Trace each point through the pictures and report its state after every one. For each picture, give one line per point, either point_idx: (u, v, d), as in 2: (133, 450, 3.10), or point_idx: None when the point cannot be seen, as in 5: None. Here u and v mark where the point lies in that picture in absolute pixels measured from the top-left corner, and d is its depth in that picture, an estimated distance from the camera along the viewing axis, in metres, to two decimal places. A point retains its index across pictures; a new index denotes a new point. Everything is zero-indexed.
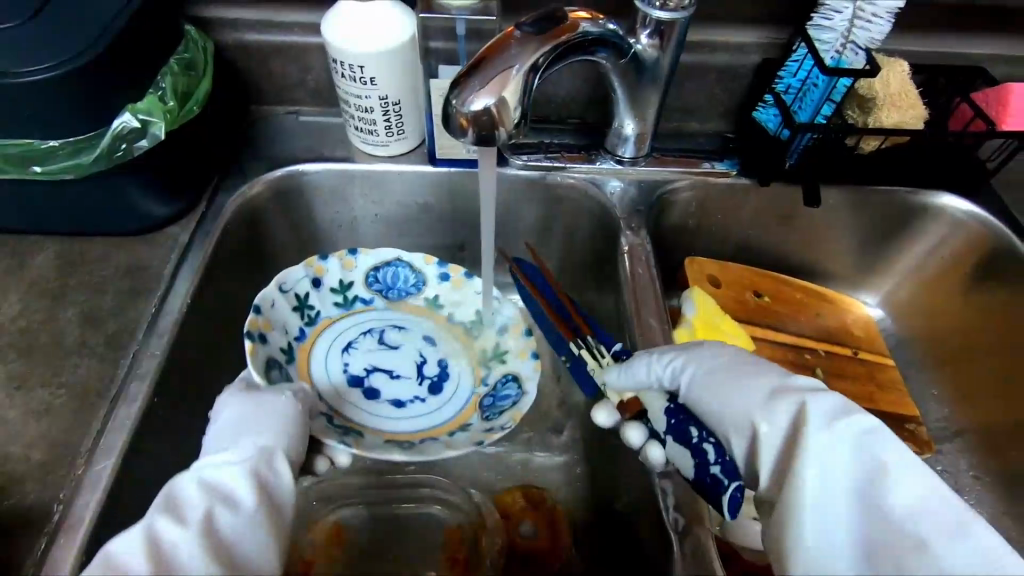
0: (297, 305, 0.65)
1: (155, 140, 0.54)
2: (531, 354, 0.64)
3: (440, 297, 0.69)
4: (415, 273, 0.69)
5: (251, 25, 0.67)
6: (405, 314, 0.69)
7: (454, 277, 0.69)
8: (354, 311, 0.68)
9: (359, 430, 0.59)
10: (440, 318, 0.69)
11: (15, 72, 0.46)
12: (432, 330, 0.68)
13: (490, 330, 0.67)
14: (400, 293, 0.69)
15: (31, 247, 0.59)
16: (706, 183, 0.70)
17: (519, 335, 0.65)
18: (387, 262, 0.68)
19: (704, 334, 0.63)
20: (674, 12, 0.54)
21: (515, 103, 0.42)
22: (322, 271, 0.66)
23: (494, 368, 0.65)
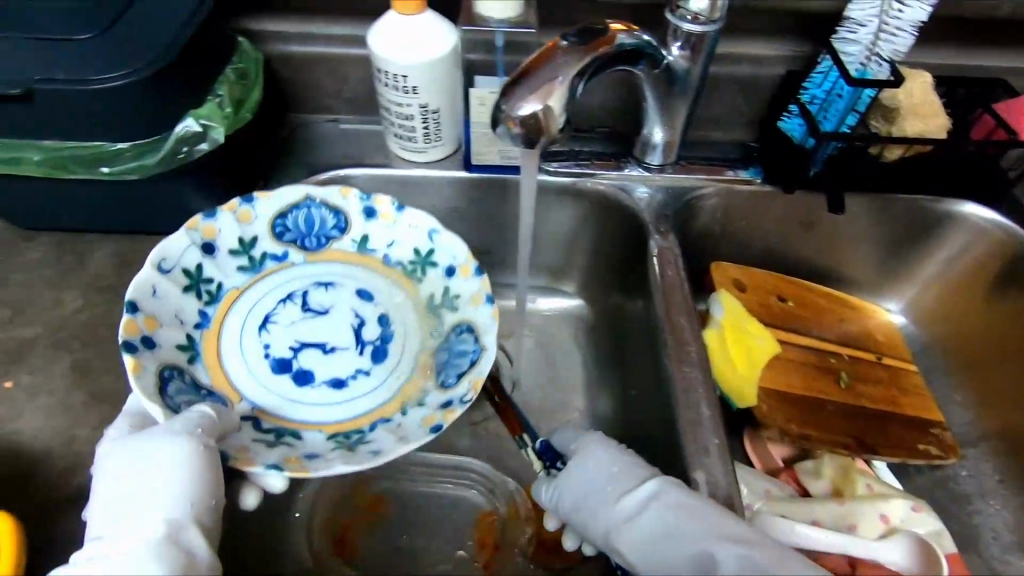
0: (189, 285, 0.58)
1: (215, 144, 0.57)
2: (485, 299, 0.60)
3: (369, 238, 0.64)
4: (333, 212, 0.63)
5: (295, 37, 0.70)
6: (329, 268, 0.63)
7: (381, 211, 0.64)
8: (269, 270, 0.62)
9: (295, 431, 0.55)
10: (374, 263, 0.64)
11: (90, 78, 0.49)
12: (363, 282, 0.63)
13: (435, 270, 0.63)
14: (320, 240, 0.63)
15: (88, 245, 0.62)
16: (732, 190, 0.72)
17: (468, 275, 0.62)
18: (297, 204, 0.62)
19: (732, 335, 0.67)
20: (704, 26, 0.57)
21: (559, 111, 0.45)
22: (212, 232, 0.59)
23: (445, 318, 0.62)
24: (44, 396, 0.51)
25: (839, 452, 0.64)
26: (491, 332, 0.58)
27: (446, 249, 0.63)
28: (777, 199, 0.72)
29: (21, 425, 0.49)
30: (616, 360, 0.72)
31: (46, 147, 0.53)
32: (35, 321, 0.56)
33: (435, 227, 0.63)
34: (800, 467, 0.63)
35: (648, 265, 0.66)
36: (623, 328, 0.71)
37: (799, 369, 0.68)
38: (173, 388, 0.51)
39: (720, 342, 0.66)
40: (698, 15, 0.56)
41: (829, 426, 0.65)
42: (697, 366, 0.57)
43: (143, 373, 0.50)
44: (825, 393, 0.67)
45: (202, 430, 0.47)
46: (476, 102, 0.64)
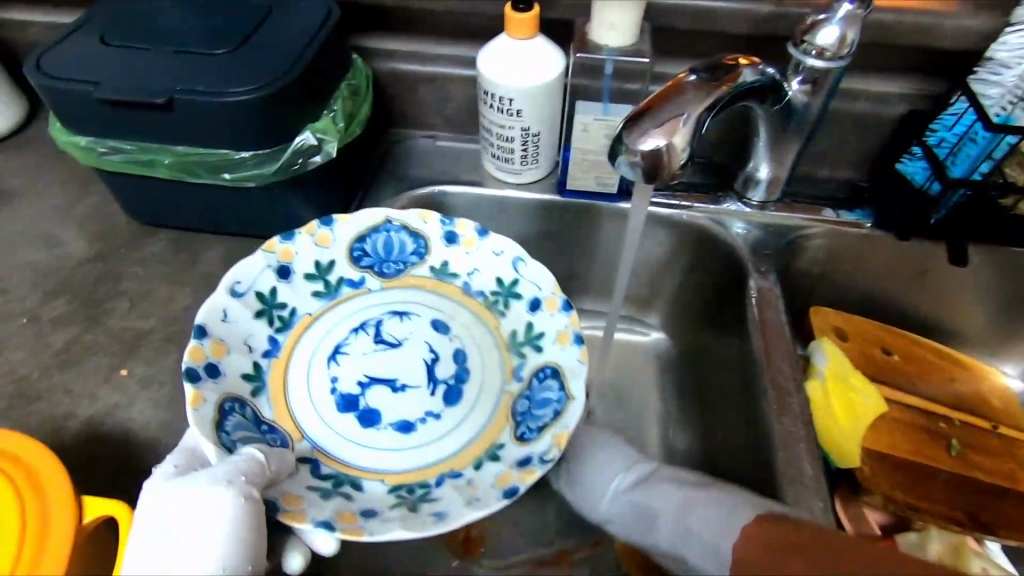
0: (260, 309, 0.54)
1: (328, 157, 0.59)
2: (574, 340, 0.54)
3: (449, 264, 0.59)
4: (413, 236, 0.59)
5: (403, 55, 0.72)
6: (404, 295, 0.58)
7: (463, 236, 0.59)
8: (343, 296, 0.57)
9: (354, 480, 0.48)
10: (454, 290, 0.59)
11: (226, 91, 0.52)
12: (441, 312, 0.58)
13: (520, 303, 0.57)
14: (398, 265, 0.59)
15: (201, 245, 0.65)
16: (839, 232, 0.68)
17: (557, 310, 0.56)
18: (376, 227, 0.58)
19: (835, 386, 0.63)
20: (830, 62, 0.54)
21: (683, 147, 0.43)
22: (288, 254, 0.56)
23: (527, 356, 0.55)
24: (155, 386, 0.54)
25: (950, 527, 0.58)
26: (578, 375, 0.52)
27: (531, 281, 0.57)
28: (887, 245, 0.68)
29: (134, 412, 0.52)
30: (700, 401, 0.69)
31: (176, 153, 0.56)
32: (151, 314, 0.60)
33: (521, 257, 0.58)
34: (903, 538, 0.57)
35: (745, 304, 0.63)
36: (711, 367, 0.68)
37: (906, 430, 0.63)
38: (231, 423, 0.47)
39: (824, 395, 0.63)
40: (825, 50, 0.53)
41: (939, 498, 0.60)
42: (799, 420, 0.54)
43: (202, 405, 0.46)
44: (934, 461, 0.62)
45: (241, 480, 0.40)
46: (579, 128, 0.63)
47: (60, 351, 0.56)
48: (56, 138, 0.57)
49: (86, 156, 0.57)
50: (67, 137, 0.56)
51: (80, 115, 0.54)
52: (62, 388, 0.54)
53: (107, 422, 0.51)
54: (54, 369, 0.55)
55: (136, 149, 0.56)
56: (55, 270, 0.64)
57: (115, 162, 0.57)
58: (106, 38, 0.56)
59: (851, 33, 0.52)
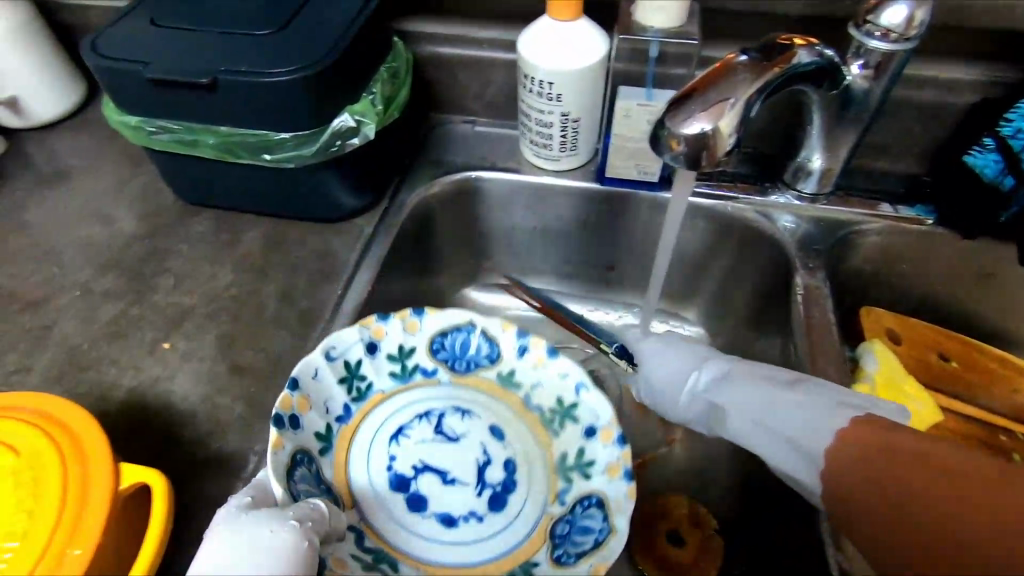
0: (344, 375, 0.53)
1: (365, 139, 0.59)
2: (624, 474, 0.50)
3: (515, 373, 0.57)
4: (489, 342, 0.57)
5: (444, 39, 0.71)
6: (470, 395, 0.56)
7: (535, 351, 0.56)
8: (414, 383, 0.56)
9: (393, 561, 0.48)
10: (514, 401, 0.56)
11: (268, 72, 0.52)
12: (499, 418, 0.55)
13: (575, 425, 0.54)
14: (469, 365, 0.57)
15: (243, 225, 0.67)
16: (896, 229, 0.64)
17: (609, 442, 0.52)
18: (457, 326, 0.57)
19: (886, 394, 0.57)
20: (895, 44, 0.50)
21: (730, 132, 0.41)
22: (380, 333, 0.55)
23: (574, 481, 0.52)
24: (195, 361, 0.55)
25: None
26: (624, 513, 0.48)
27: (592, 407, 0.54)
28: (950, 243, 0.64)
29: (174, 385, 0.54)
30: None
31: (220, 133, 0.57)
32: (193, 291, 0.61)
33: (585, 379, 0.55)
34: None
35: (790, 302, 0.60)
36: None
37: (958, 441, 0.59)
38: (299, 475, 0.46)
39: None
40: (890, 31, 0.50)
41: None
42: None
43: (280, 450, 0.46)
44: None
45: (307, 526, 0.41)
46: (621, 114, 0.61)
47: (109, 323, 0.59)
48: (109, 117, 0.59)
49: (135, 135, 0.59)
50: (119, 116, 0.58)
51: (131, 94, 0.55)
52: (110, 359, 0.56)
53: (148, 394, 0.53)
54: (103, 341, 0.57)
55: (183, 129, 0.58)
56: (107, 246, 0.66)
57: (162, 142, 0.59)
58: (156, 20, 0.57)
59: (920, 12, 0.48)
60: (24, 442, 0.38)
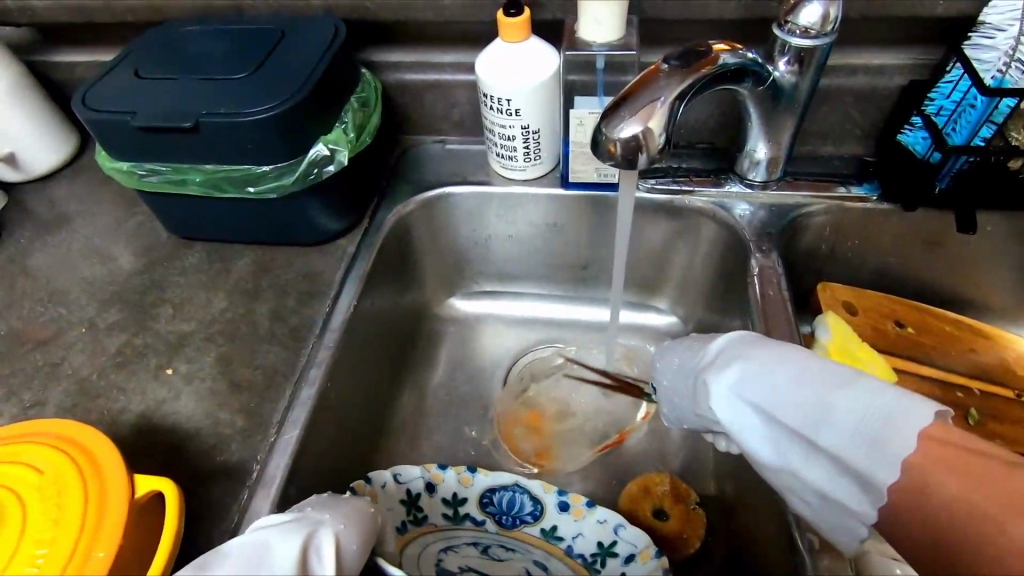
0: (405, 500, 0.57)
1: (340, 166, 0.64)
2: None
3: (558, 527, 0.57)
4: (534, 500, 0.57)
5: (409, 66, 0.76)
6: (517, 539, 0.58)
7: (575, 506, 0.57)
8: (464, 528, 0.58)
9: None
10: (556, 551, 0.57)
11: (245, 112, 0.57)
12: (542, 556, 0.58)
13: (615, 560, 0.55)
14: (514, 521, 0.58)
15: (234, 254, 0.71)
16: (842, 207, 0.68)
17: (646, 563, 0.54)
18: (506, 485, 0.57)
19: (841, 360, 0.62)
20: (815, 39, 0.55)
21: (659, 131, 0.46)
22: (439, 477, 0.57)
23: None
24: (197, 382, 0.60)
25: None
26: None
27: (628, 541, 0.55)
28: (894, 217, 0.68)
29: (178, 406, 0.58)
30: None
31: (205, 171, 0.62)
32: (191, 318, 0.65)
33: (620, 520, 0.56)
34: None
35: (747, 283, 0.64)
36: None
37: None
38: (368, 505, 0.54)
39: None
40: (809, 29, 0.54)
41: None
42: None
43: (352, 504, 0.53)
44: None
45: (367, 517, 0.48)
46: (575, 122, 0.67)
47: (115, 354, 0.63)
48: (102, 164, 0.64)
49: (128, 179, 0.63)
50: (110, 162, 0.63)
51: (120, 142, 0.60)
52: (118, 386, 0.60)
53: (156, 415, 0.57)
54: (110, 370, 0.62)
55: (171, 170, 0.62)
56: (109, 282, 0.70)
57: (153, 183, 0.63)
58: (140, 72, 0.62)
59: (833, 10, 0.53)
60: (46, 463, 0.42)
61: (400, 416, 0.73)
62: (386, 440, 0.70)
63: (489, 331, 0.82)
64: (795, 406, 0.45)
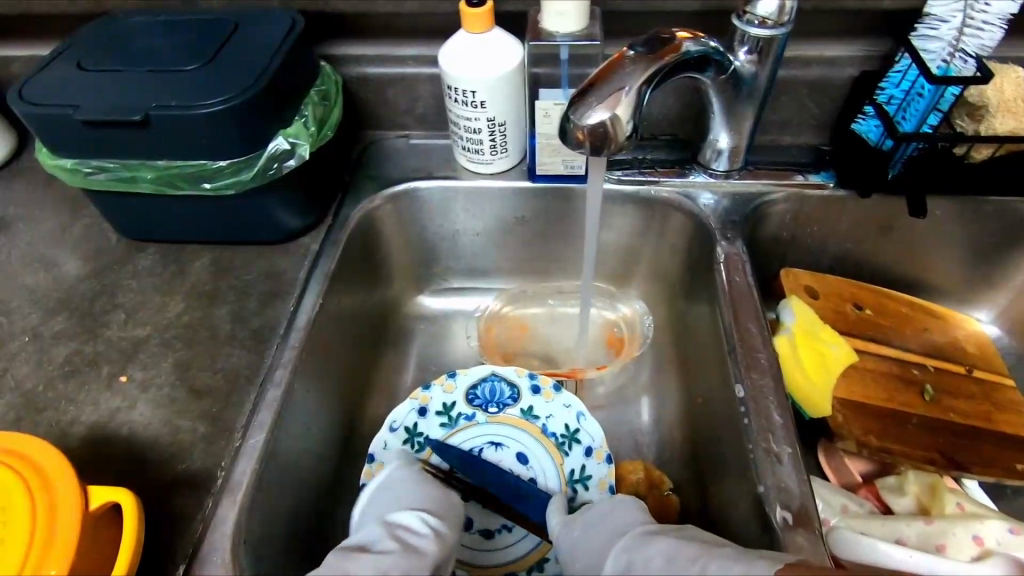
0: (406, 437, 0.66)
1: (301, 160, 0.62)
2: (606, 457, 0.64)
3: (533, 407, 0.68)
4: (511, 385, 0.70)
5: (370, 59, 0.74)
6: (504, 430, 0.68)
7: (545, 388, 0.69)
8: (459, 429, 0.68)
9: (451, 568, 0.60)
10: (535, 430, 0.67)
11: (199, 104, 0.54)
12: (526, 446, 0.67)
13: (578, 445, 0.66)
14: (498, 407, 0.69)
15: (190, 255, 0.68)
16: (801, 195, 0.70)
17: (601, 461, 0.64)
18: (484, 377, 0.70)
19: (805, 342, 0.63)
20: (773, 30, 0.56)
21: (627, 119, 0.46)
22: (426, 398, 0.69)
23: (578, 491, 0.63)
24: (154, 389, 0.57)
25: (925, 468, 0.60)
26: None
27: (589, 432, 0.66)
28: (850, 204, 0.70)
29: (134, 415, 0.55)
30: (682, 368, 0.71)
31: (158, 168, 0.59)
32: (145, 322, 0.62)
33: (583, 408, 0.68)
34: (882, 484, 0.60)
35: (714, 270, 0.65)
36: (690, 334, 0.71)
37: (878, 381, 0.64)
38: None
39: (793, 350, 0.62)
40: (766, 19, 0.56)
41: (922, 440, 0.61)
42: (768, 374, 0.56)
43: None
44: (907, 406, 0.64)
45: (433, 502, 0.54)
46: (541, 114, 0.66)
47: (63, 363, 0.59)
48: (43, 162, 0.60)
49: (73, 178, 0.60)
50: (52, 160, 0.59)
51: (62, 137, 0.56)
52: (66, 397, 0.57)
53: (109, 425, 0.54)
54: (58, 381, 0.58)
55: (120, 167, 0.59)
56: (53, 289, 0.67)
57: (100, 181, 0.60)
58: (83, 64, 0.59)
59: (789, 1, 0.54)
60: None
61: (371, 418, 0.71)
62: (356, 442, 0.68)
63: (459, 327, 0.81)
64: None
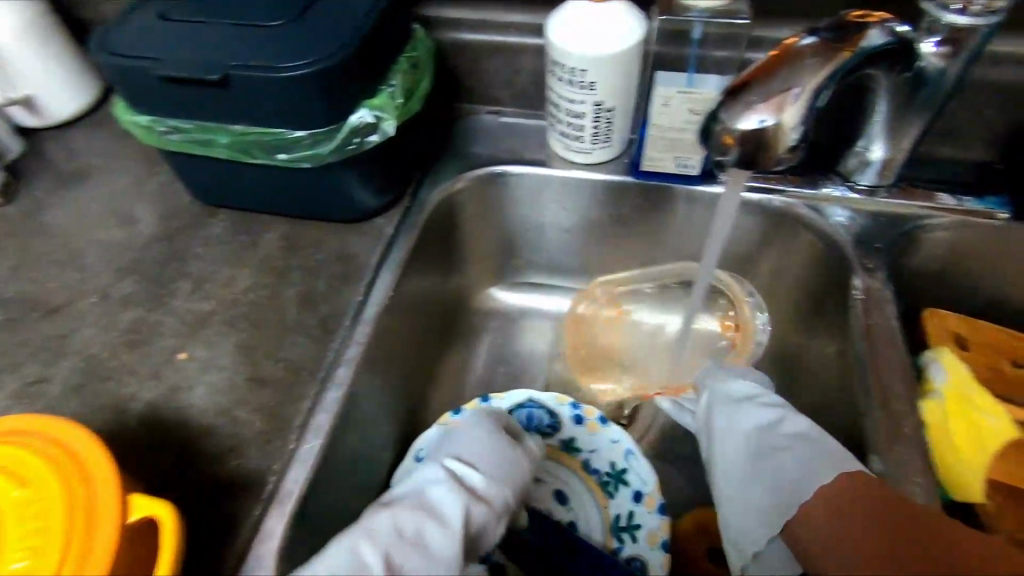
0: None
1: (385, 136, 0.55)
2: (658, 506, 0.59)
3: (575, 439, 0.63)
4: (550, 415, 0.64)
5: (470, 25, 0.67)
6: (543, 463, 0.63)
7: (589, 419, 0.64)
8: None
9: None
10: (576, 465, 0.62)
11: (282, 67, 0.49)
12: (565, 483, 0.62)
13: (626, 489, 0.60)
14: (536, 436, 0.64)
15: (261, 226, 0.64)
16: (967, 223, 0.58)
17: (652, 509, 0.59)
18: (521, 403, 0.64)
19: (955, 410, 0.51)
20: (977, 18, 0.44)
21: (794, 124, 0.36)
22: None
23: (625, 541, 0.58)
24: (214, 371, 0.53)
25: None
26: None
27: (637, 474, 0.61)
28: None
29: (192, 398, 0.52)
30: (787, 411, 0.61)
31: (234, 132, 0.54)
32: (210, 296, 0.59)
33: (631, 445, 0.62)
34: None
35: (847, 306, 0.55)
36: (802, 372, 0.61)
37: None
38: None
39: (940, 421, 0.51)
40: (971, 5, 0.44)
41: None
42: (913, 448, 0.46)
43: None
44: None
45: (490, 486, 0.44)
46: (660, 102, 0.56)
47: (127, 331, 0.57)
48: (120, 116, 0.56)
49: (148, 136, 0.56)
50: (130, 115, 0.56)
51: (141, 91, 0.52)
52: (127, 369, 0.54)
53: (166, 406, 0.51)
54: (120, 350, 0.56)
55: (195, 128, 0.55)
56: (125, 248, 0.64)
57: (175, 142, 0.56)
58: (165, 13, 0.54)
59: None
60: (28, 471, 0.36)
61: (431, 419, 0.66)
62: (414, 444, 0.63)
63: (533, 329, 0.74)
64: (750, 446, 0.50)
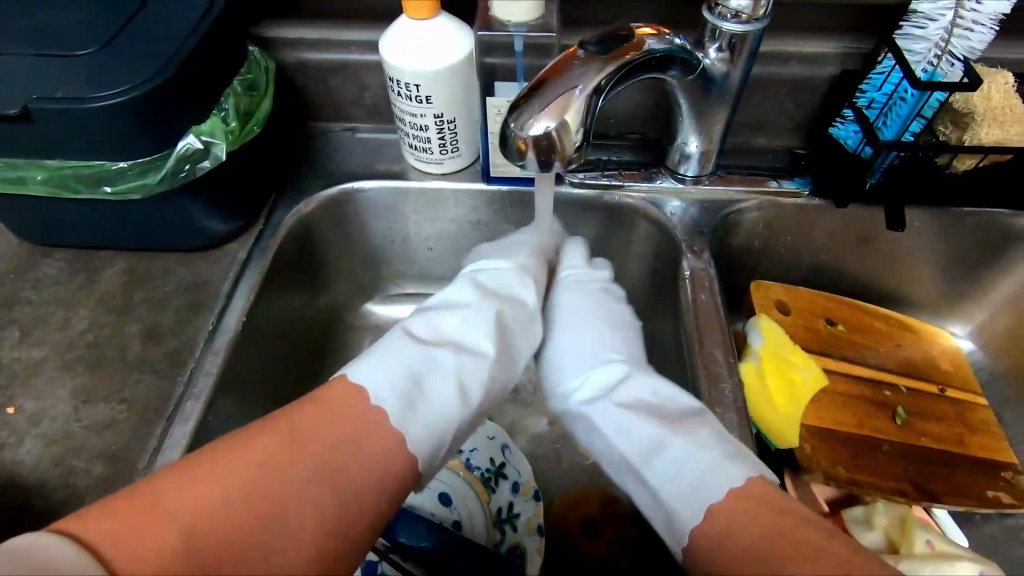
0: None
1: (217, 161, 0.55)
2: (534, 494, 0.61)
3: None
4: None
5: (311, 45, 0.67)
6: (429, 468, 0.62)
7: None
8: None
9: None
10: (458, 466, 0.63)
11: (88, 97, 0.47)
12: (448, 486, 0.61)
13: (505, 481, 0.62)
14: None
15: (101, 262, 0.61)
16: (776, 204, 0.65)
17: (528, 497, 0.61)
18: None
19: (772, 366, 0.60)
20: (746, 25, 0.50)
21: (576, 126, 0.41)
22: None
23: (506, 531, 0.60)
24: (47, 422, 0.50)
25: (895, 499, 0.56)
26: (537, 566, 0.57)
27: (514, 466, 0.63)
28: (824, 214, 0.66)
29: (21, 453, 0.48)
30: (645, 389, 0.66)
31: (47, 168, 0.51)
32: (42, 342, 0.55)
33: (507, 441, 0.65)
34: (848, 515, 0.55)
35: (679, 287, 0.61)
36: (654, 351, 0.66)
37: (845, 406, 0.61)
38: None
39: (759, 378, 0.59)
40: (740, 14, 0.50)
41: (890, 469, 0.58)
42: (732, 407, 0.52)
43: None
44: (879, 432, 0.60)
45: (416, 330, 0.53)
46: (493, 112, 0.61)
47: None
48: None
49: None
50: None
51: None
52: None
53: None
54: None
55: (3, 166, 0.51)
56: None
57: None
58: None
59: None
60: None
61: None
62: None
63: None
64: (643, 434, 0.49)
